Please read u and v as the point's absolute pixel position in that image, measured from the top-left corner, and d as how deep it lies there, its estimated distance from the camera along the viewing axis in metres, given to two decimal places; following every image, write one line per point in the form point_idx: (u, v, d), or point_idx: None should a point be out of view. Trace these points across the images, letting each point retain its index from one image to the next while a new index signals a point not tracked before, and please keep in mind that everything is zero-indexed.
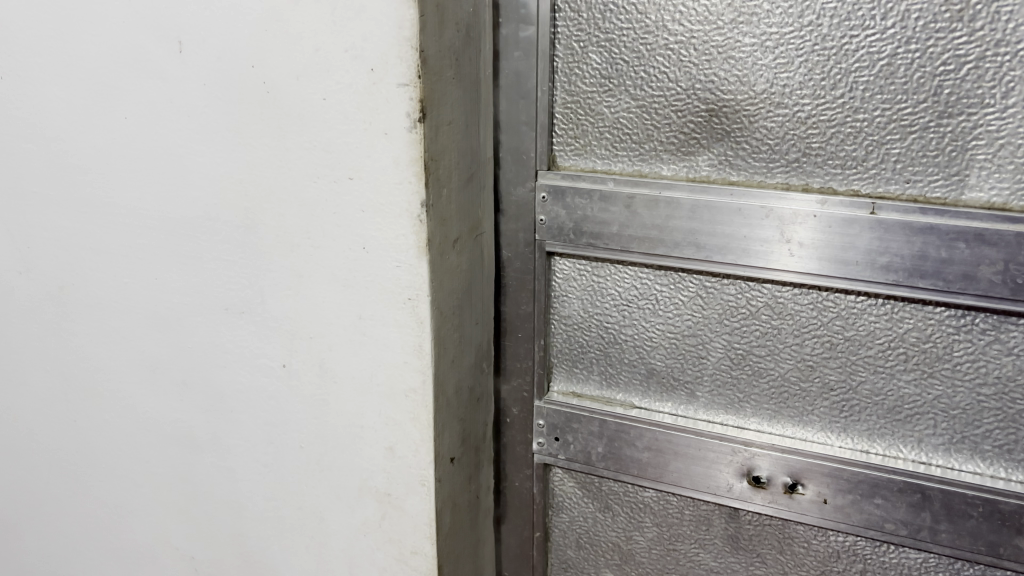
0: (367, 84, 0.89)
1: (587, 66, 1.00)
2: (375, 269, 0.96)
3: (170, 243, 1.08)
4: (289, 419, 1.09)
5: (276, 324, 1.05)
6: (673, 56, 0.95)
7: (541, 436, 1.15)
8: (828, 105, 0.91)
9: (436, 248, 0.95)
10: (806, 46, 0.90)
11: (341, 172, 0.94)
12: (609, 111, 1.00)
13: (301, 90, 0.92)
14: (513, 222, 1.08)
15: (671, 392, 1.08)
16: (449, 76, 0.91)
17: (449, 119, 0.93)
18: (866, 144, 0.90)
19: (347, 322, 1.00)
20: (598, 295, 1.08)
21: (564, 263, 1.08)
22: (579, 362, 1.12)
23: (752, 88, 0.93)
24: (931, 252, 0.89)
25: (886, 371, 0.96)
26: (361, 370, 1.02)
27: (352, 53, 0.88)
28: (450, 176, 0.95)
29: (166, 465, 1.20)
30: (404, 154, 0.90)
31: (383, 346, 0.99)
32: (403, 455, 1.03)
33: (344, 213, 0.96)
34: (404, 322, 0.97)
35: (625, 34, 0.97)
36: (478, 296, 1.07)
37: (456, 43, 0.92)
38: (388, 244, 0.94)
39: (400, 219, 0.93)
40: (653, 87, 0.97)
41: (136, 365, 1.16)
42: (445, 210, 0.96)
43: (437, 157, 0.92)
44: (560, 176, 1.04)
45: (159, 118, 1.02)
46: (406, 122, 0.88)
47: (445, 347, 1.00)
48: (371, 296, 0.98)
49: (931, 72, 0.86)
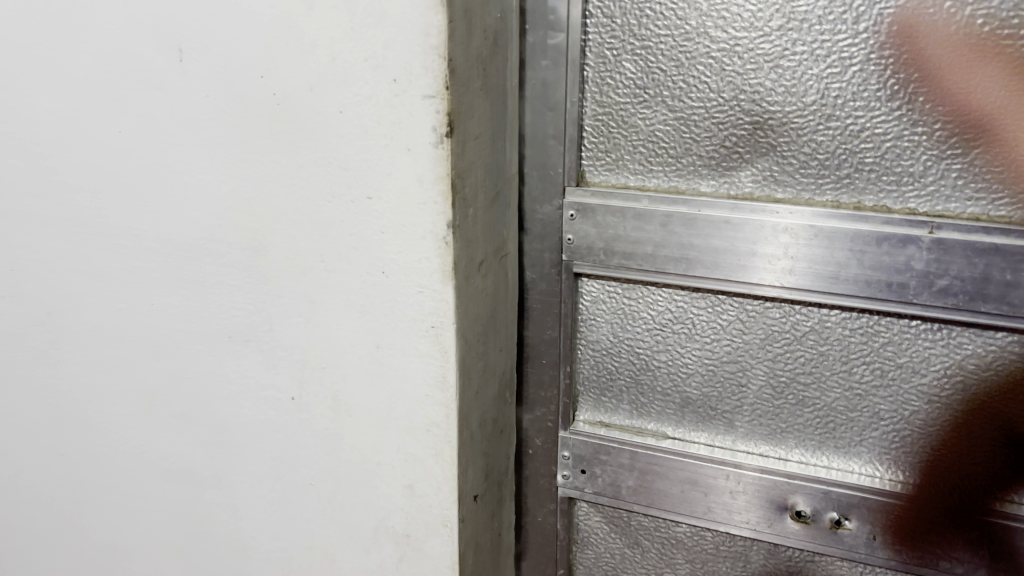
0: (391, 96, 0.82)
1: (620, 76, 0.93)
2: (396, 295, 0.89)
3: (168, 267, 1.00)
4: (299, 455, 1.01)
5: (284, 353, 0.97)
6: (715, 65, 0.89)
7: (566, 469, 1.08)
8: (883, 118, 0.85)
9: (463, 271, 0.88)
10: (860, 55, 0.84)
11: (359, 192, 0.87)
12: (644, 124, 0.94)
13: (316, 104, 0.85)
14: (538, 242, 1.01)
15: (707, 422, 1.01)
16: (476, 87, 0.84)
17: (475, 132, 0.86)
18: (924, 159, 0.85)
19: (364, 352, 0.93)
20: (629, 319, 1.01)
21: (592, 285, 1.02)
22: (607, 390, 1.05)
23: (801, 99, 0.87)
24: (996, 274, 0.83)
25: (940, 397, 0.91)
26: (378, 404, 0.94)
27: (372, 63, 0.81)
28: (476, 195, 0.88)
29: (163, 503, 1.11)
30: (429, 172, 0.83)
31: (403, 377, 0.92)
32: (424, 494, 0.95)
33: (362, 235, 0.88)
34: (427, 351, 0.89)
35: (663, 42, 0.90)
36: (503, 320, 0.99)
37: (485, 52, 0.85)
38: (411, 269, 0.87)
39: (424, 241, 0.85)
40: (692, 99, 0.91)
41: (131, 397, 1.08)
42: (472, 230, 0.89)
43: (464, 174, 0.85)
44: (589, 193, 0.97)
45: (159, 133, 0.94)
46: (432, 137, 0.81)
47: (471, 377, 0.93)
48: (391, 324, 0.90)
49: (997, 82, 0.80)
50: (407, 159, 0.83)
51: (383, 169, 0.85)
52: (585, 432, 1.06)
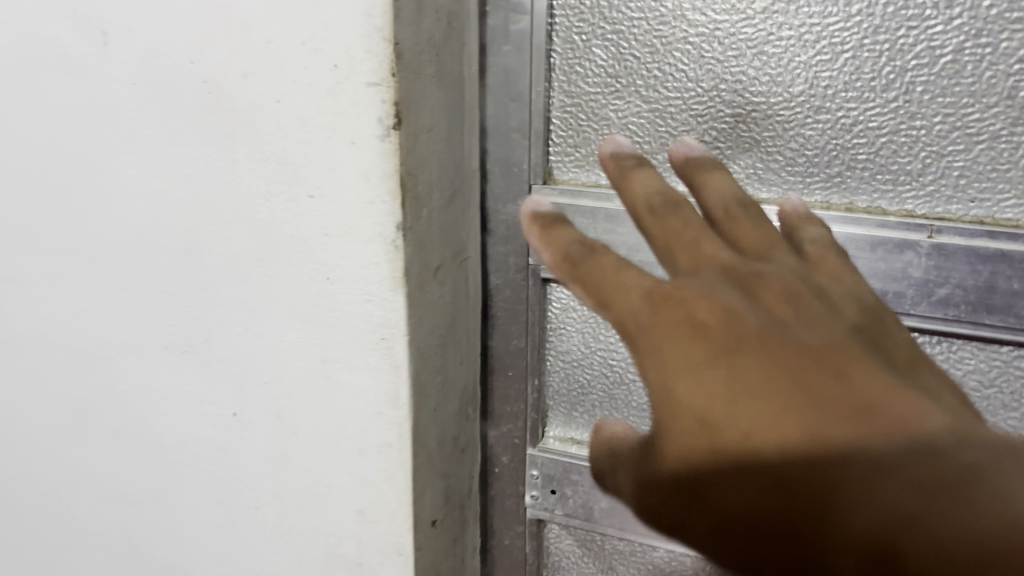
0: (331, 85, 0.73)
1: (590, 63, 0.85)
2: (341, 304, 0.80)
3: (98, 271, 0.92)
4: (242, 476, 0.93)
5: (223, 366, 0.89)
6: (693, 51, 0.81)
7: (535, 489, 1.00)
8: (877, 111, 0.77)
9: (415, 278, 0.79)
10: (853, 40, 0.76)
11: (299, 190, 0.78)
12: (616, 116, 0.85)
13: (247, 92, 0.77)
14: (502, 245, 0.93)
15: None
16: (428, 74, 0.76)
17: (428, 124, 0.77)
18: (923, 156, 0.77)
19: (309, 366, 0.84)
20: (600, 327, 0.92)
21: (562, 290, 0.93)
22: (578, 405, 0.97)
23: (787, 89, 0.79)
24: (1002, 282, 0.75)
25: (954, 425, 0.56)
26: (323, 423, 0.86)
27: (311, 46, 0.72)
28: (430, 194, 0.80)
29: (99, 525, 1.03)
30: (376, 168, 0.74)
31: (351, 394, 0.83)
32: (376, 520, 0.87)
33: (302, 238, 0.80)
34: (377, 366, 0.81)
35: (636, 25, 0.82)
36: (464, 330, 0.91)
37: (438, 36, 0.77)
38: (358, 275, 0.78)
39: (371, 245, 0.77)
40: (669, 88, 0.83)
41: (62, 412, 1.00)
42: (426, 234, 0.80)
43: (416, 171, 0.76)
44: (557, 192, 0.89)
45: (83, 125, 0.86)
46: (378, 129, 0.72)
47: (427, 394, 0.84)
48: (338, 336, 0.82)
49: (1005, 71, 0.72)
50: (352, 155, 0.74)
51: (321, 165, 0.76)
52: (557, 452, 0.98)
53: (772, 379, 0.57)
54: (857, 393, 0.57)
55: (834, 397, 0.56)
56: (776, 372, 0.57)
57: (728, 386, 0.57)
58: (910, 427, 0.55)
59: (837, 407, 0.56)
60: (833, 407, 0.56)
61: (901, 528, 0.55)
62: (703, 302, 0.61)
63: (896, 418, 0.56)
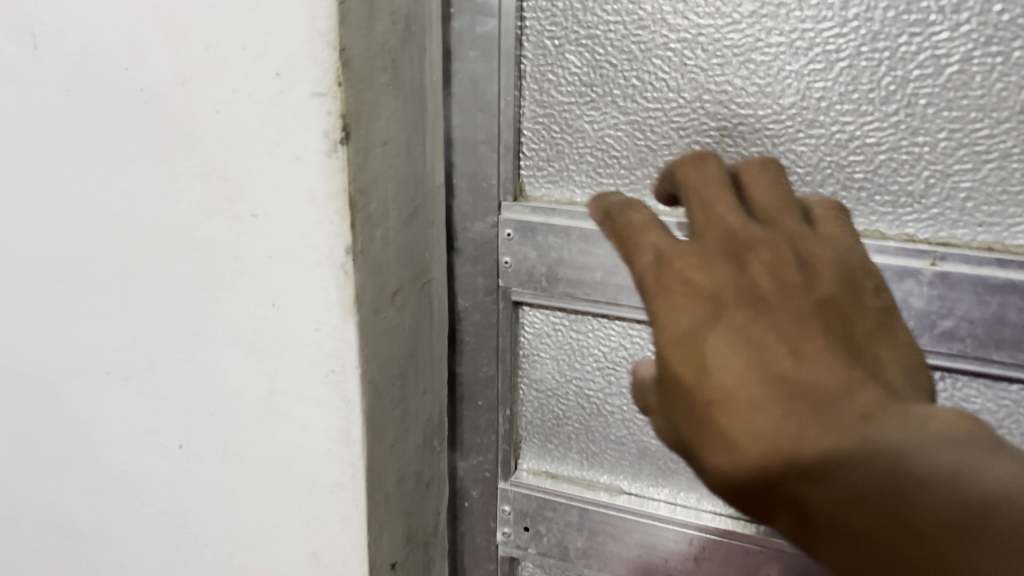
0: (271, 96, 0.66)
1: (563, 71, 0.78)
2: (289, 331, 0.74)
3: (36, 290, 0.85)
4: (190, 511, 0.86)
5: (168, 395, 0.83)
6: (674, 58, 0.74)
7: (507, 525, 0.93)
8: (876, 126, 0.70)
9: (368, 305, 0.72)
10: (849, 47, 0.68)
11: (244, 208, 0.71)
12: (591, 129, 0.79)
13: (180, 100, 0.70)
14: (471, 265, 0.86)
15: (668, 475, 0.87)
16: (382, 83, 0.69)
17: (383, 137, 0.70)
18: (926, 176, 0.70)
19: (257, 398, 0.78)
20: (576, 355, 0.86)
21: (535, 314, 0.87)
22: (553, 438, 0.91)
23: (777, 101, 0.72)
24: (1012, 315, 0.68)
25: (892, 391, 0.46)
26: (273, 459, 0.79)
27: (251, 52, 0.65)
28: (386, 212, 0.73)
29: (45, 557, 0.97)
30: (322, 186, 0.67)
31: (302, 429, 0.77)
32: (330, 564, 0.80)
33: (247, 259, 0.73)
34: (328, 400, 0.74)
35: (612, 30, 0.75)
36: (428, 357, 0.84)
37: (394, 41, 0.70)
38: (306, 302, 0.72)
39: (318, 270, 0.70)
40: (648, 99, 0.76)
41: (4, 438, 0.94)
42: (382, 256, 0.73)
43: (368, 189, 0.69)
44: (529, 209, 0.82)
45: (16, 134, 0.79)
46: (324, 144, 0.65)
47: (383, 429, 0.77)
48: (287, 366, 0.75)
49: (1017, 83, 0.65)
50: (297, 172, 0.67)
51: (265, 182, 0.69)
52: (530, 486, 0.91)
53: (758, 349, 0.47)
54: (842, 372, 0.47)
55: (799, 373, 0.46)
56: (785, 338, 0.48)
57: (731, 340, 0.47)
58: (879, 429, 0.45)
59: (836, 371, 0.47)
60: (828, 380, 0.46)
61: (906, 498, 0.42)
62: (701, 257, 0.50)
63: (864, 399, 0.46)
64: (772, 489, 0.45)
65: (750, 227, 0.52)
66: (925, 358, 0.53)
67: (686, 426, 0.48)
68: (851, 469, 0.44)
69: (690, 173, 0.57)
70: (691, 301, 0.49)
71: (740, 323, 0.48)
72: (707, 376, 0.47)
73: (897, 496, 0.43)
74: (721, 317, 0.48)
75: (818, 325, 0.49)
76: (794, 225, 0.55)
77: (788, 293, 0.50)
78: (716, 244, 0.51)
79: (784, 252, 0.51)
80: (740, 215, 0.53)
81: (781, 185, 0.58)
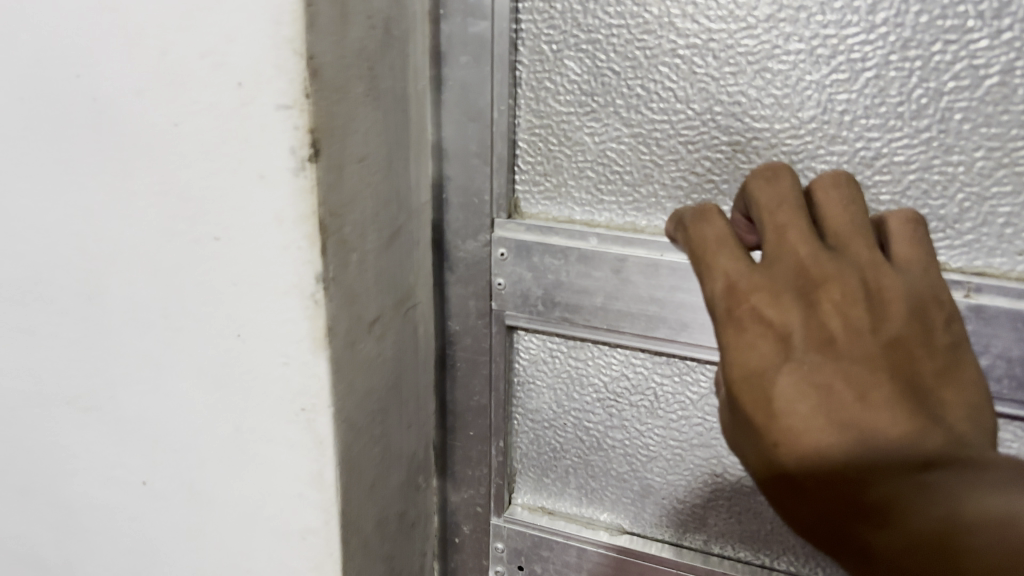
0: (233, 111, 0.59)
1: (561, 78, 0.71)
2: (255, 365, 0.67)
3: None
4: (160, 551, 0.81)
5: (131, 429, 0.77)
6: (682, 66, 0.67)
7: (501, 563, 0.88)
8: (905, 142, 0.63)
9: (342, 337, 0.66)
10: (877, 56, 0.62)
11: (205, 231, 0.65)
12: (592, 141, 0.72)
13: (131, 110, 0.63)
14: (462, 286, 0.80)
15: (673, 517, 0.80)
16: (357, 93, 0.62)
17: (353, 154, 0.64)
18: (960, 199, 0.63)
19: (222, 435, 0.72)
20: (575, 385, 0.80)
21: (531, 340, 0.80)
22: (549, 471, 0.84)
23: (795, 114, 0.65)
24: None
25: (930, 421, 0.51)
26: (240, 501, 0.74)
27: (210, 60, 0.58)
28: (363, 236, 0.67)
29: None
30: (290, 209, 0.60)
31: (269, 469, 0.71)
32: None
33: (210, 286, 0.67)
34: (298, 441, 0.68)
35: (615, 34, 0.68)
36: (410, 388, 0.78)
37: (373, 47, 0.64)
38: (270, 334, 0.66)
39: (285, 300, 0.64)
40: (653, 110, 0.69)
41: None
42: (358, 283, 0.67)
43: (342, 211, 0.63)
44: (524, 228, 0.75)
45: None
46: (292, 161, 0.59)
47: (360, 471, 0.71)
48: (253, 403, 0.69)
49: None
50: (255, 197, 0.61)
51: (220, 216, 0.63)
52: (523, 521, 0.85)
53: (830, 376, 0.51)
54: (909, 414, 0.50)
55: (867, 417, 0.50)
56: (853, 382, 0.51)
57: (803, 382, 0.51)
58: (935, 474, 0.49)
59: (903, 413, 0.50)
60: (898, 426, 0.50)
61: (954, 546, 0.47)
62: (773, 293, 0.54)
63: (922, 445, 0.50)
64: (839, 526, 0.50)
65: (821, 260, 0.55)
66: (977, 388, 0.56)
67: (751, 445, 0.53)
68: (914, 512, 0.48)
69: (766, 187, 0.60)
70: (764, 341, 0.53)
71: (810, 366, 0.51)
72: (778, 417, 0.51)
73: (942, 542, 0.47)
74: (794, 361, 0.51)
75: (888, 367, 0.52)
76: (866, 249, 0.57)
77: (859, 335, 0.52)
78: (785, 277, 0.54)
79: (856, 289, 0.54)
80: (814, 246, 0.55)
81: (855, 204, 0.59)
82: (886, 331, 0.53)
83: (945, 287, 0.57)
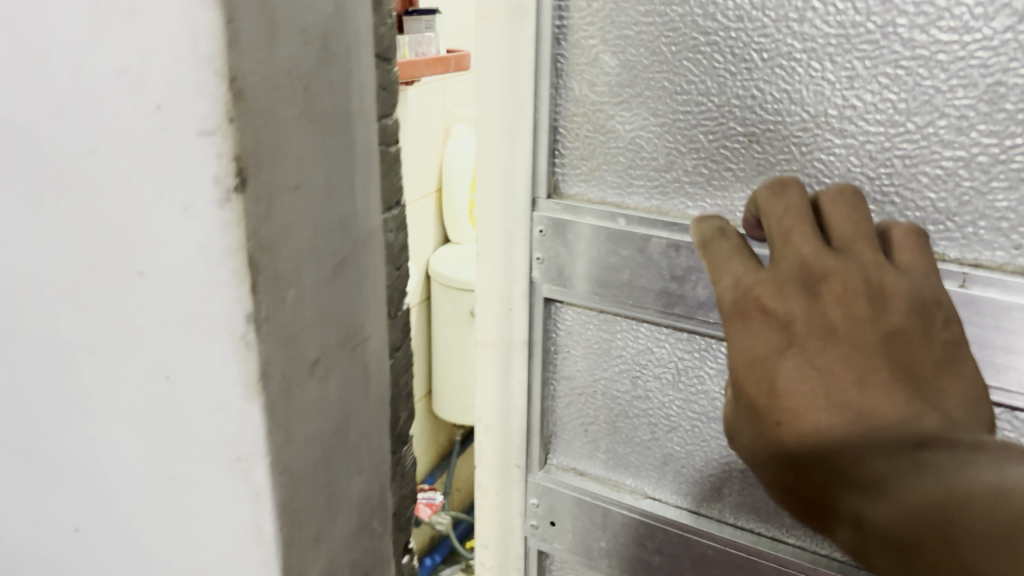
0: (145, 137, 0.45)
1: (597, 70, 0.78)
2: (190, 419, 0.52)
3: None
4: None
5: (50, 470, 0.62)
6: (703, 61, 0.72)
7: (535, 518, 0.95)
8: (906, 138, 0.66)
9: (279, 385, 0.50)
10: (878, 55, 0.65)
11: (129, 263, 0.49)
12: (623, 129, 0.78)
13: (15, 117, 0.50)
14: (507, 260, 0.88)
15: (691, 485, 0.86)
16: (289, 107, 0.46)
17: (292, 177, 0.48)
18: (960, 193, 0.66)
19: (151, 481, 0.56)
20: (604, 356, 0.86)
21: (568, 311, 0.87)
22: (581, 435, 0.91)
23: (804, 108, 0.69)
24: None
25: (921, 408, 0.58)
26: (177, 555, 0.58)
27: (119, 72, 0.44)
28: (300, 269, 0.50)
29: None
30: (218, 243, 0.45)
31: (202, 520, 0.55)
32: None
33: (130, 319, 0.51)
34: (232, 491, 0.53)
35: (644, 32, 0.74)
36: (368, 422, 0.62)
37: (306, 64, 0.47)
38: (202, 379, 0.50)
39: (212, 345, 0.48)
40: (677, 101, 0.75)
41: None
42: (294, 323, 0.51)
43: (272, 244, 0.47)
44: (560, 207, 0.83)
45: None
46: (214, 194, 0.44)
47: (314, 509, 0.56)
48: (188, 451, 0.54)
49: None
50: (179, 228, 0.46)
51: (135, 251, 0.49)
52: (559, 481, 0.92)
53: (828, 364, 0.59)
54: (904, 398, 0.58)
55: (860, 400, 0.58)
56: (851, 367, 0.59)
57: (803, 367, 0.59)
58: (927, 451, 0.55)
59: (895, 397, 0.58)
60: (890, 409, 0.57)
61: (946, 522, 0.51)
62: (776, 286, 0.62)
63: (909, 426, 0.57)
64: (829, 497, 0.58)
65: (822, 260, 0.62)
66: (978, 380, 0.61)
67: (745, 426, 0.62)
68: (900, 483, 0.54)
69: (771, 203, 0.65)
70: (770, 330, 0.61)
71: (812, 350, 0.59)
72: (779, 397, 0.59)
73: (924, 530, 0.52)
74: (796, 346, 0.60)
75: (884, 356, 0.59)
76: (869, 253, 0.63)
77: (856, 326, 0.60)
78: (787, 275, 0.62)
79: (854, 285, 0.61)
80: (817, 248, 0.63)
81: (860, 211, 0.65)
82: (884, 329, 0.60)
83: (944, 290, 0.62)
